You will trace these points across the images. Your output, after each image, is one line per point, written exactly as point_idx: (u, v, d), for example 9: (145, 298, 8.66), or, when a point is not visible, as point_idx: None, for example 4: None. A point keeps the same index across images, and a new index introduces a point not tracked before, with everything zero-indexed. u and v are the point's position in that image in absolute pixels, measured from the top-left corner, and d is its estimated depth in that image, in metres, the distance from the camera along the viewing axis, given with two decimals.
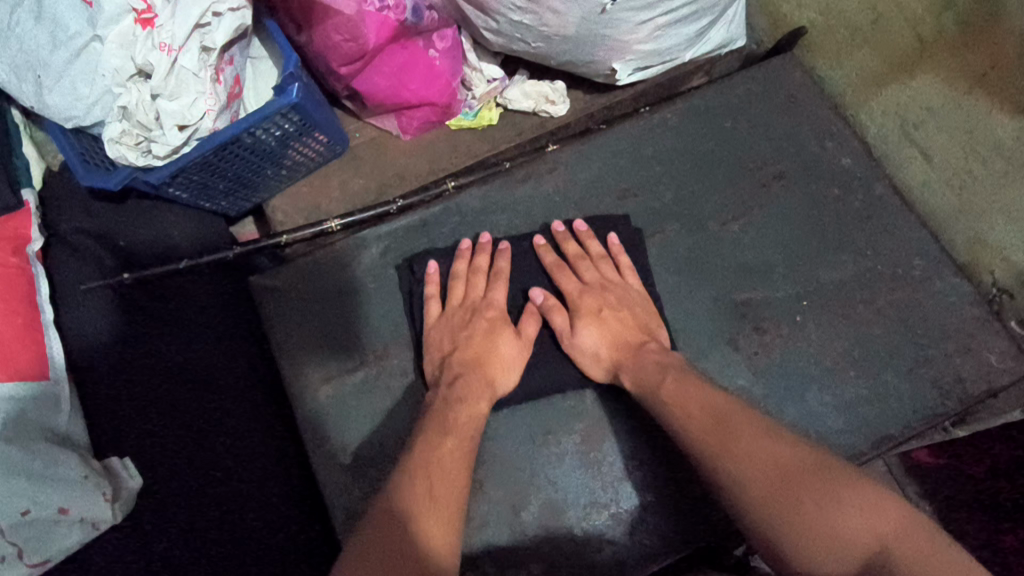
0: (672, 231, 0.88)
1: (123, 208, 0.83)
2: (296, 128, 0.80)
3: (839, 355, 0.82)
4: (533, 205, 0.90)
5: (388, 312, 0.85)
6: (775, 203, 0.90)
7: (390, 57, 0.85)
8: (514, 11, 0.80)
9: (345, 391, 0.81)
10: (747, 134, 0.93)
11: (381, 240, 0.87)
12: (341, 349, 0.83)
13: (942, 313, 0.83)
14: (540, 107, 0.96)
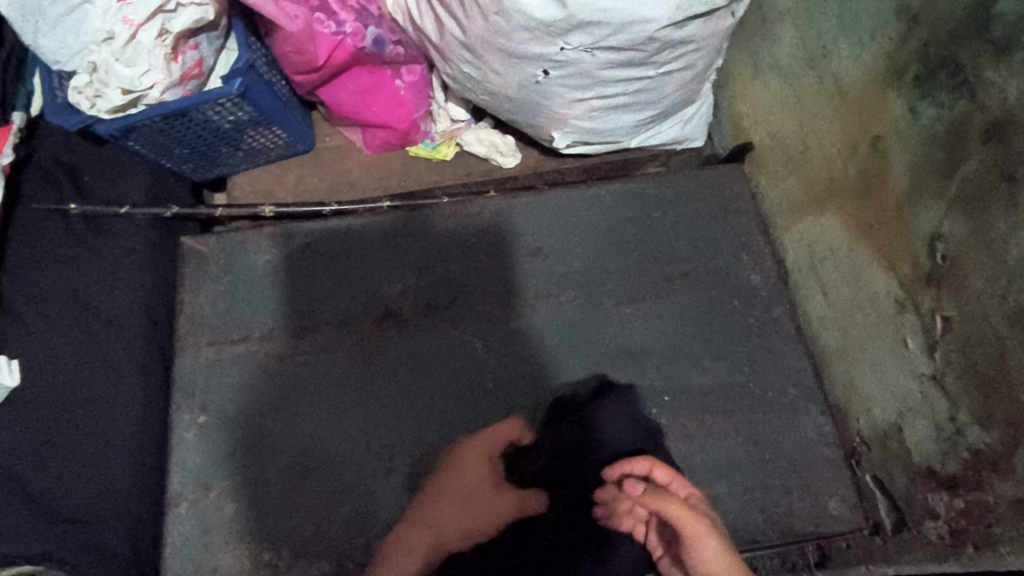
0: (566, 298, 0.92)
1: (98, 152, 0.95)
2: (250, 117, 0.90)
3: (679, 456, 0.84)
4: (451, 241, 0.96)
5: (286, 300, 0.92)
6: (672, 299, 0.92)
7: (356, 78, 0.95)
8: (465, 64, 0.87)
9: (223, 359, 0.88)
10: (671, 227, 0.96)
11: (304, 235, 0.95)
12: (235, 323, 0.90)
13: (798, 447, 0.83)
14: (492, 155, 1.03)
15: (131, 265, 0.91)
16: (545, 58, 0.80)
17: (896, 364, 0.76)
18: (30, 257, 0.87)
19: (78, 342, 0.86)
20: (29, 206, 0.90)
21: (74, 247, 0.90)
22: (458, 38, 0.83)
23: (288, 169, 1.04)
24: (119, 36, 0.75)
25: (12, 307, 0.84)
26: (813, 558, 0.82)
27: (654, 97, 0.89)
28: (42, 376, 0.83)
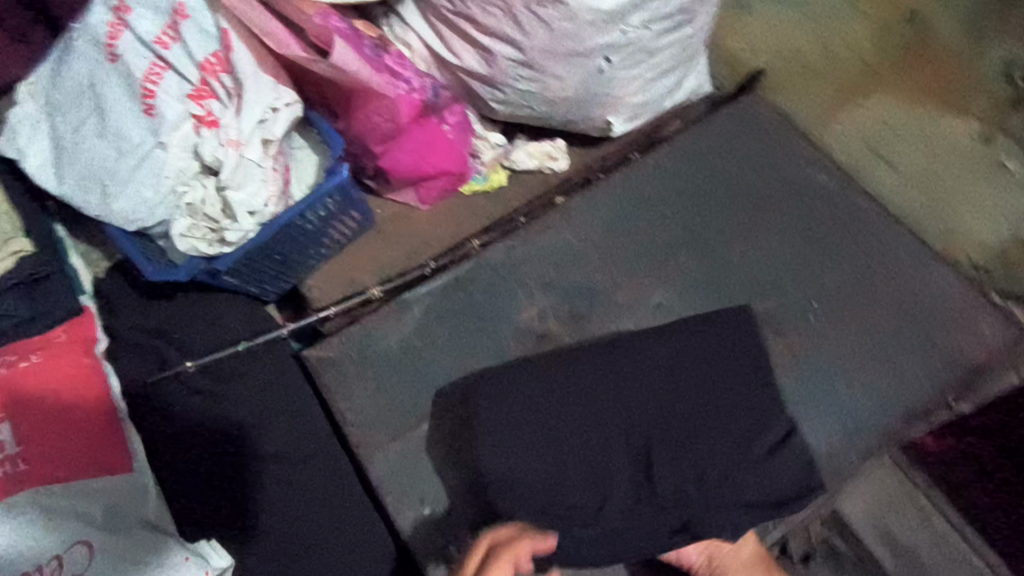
0: (686, 261, 0.87)
1: (177, 303, 0.86)
2: (339, 206, 0.83)
3: (855, 351, 0.83)
4: (558, 255, 0.87)
5: (412, 385, 0.82)
6: (775, 223, 0.89)
7: (412, 136, 0.83)
8: (520, 81, 0.81)
9: (404, 454, 0.80)
10: (737, 167, 0.91)
11: (422, 301, 0.85)
12: (386, 421, 0.81)
13: (938, 301, 0.85)
14: (544, 165, 0.96)
15: (274, 396, 0.83)
16: (609, 46, 0.78)
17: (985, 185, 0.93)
18: (177, 429, 0.81)
19: (262, 494, 0.79)
20: (143, 385, 0.83)
21: (211, 403, 0.82)
22: (515, 58, 0.78)
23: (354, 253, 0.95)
24: (228, 162, 0.72)
25: (178, 491, 0.78)
26: (953, 400, 0.82)
27: (688, 55, 0.90)
28: (264, 538, 0.77)
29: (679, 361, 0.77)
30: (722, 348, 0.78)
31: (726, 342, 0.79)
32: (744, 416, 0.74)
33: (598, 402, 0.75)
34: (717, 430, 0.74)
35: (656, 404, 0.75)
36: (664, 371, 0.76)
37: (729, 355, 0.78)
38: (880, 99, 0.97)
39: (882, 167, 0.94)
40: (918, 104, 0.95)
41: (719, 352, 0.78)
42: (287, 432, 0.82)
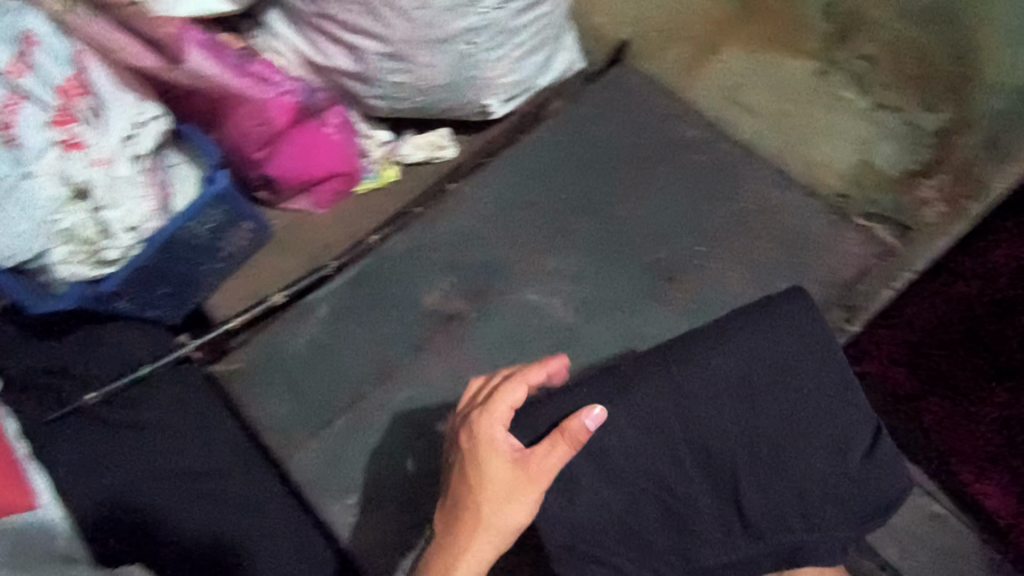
0: (583, 227, 0.86)
1: (67, 334, 0.79)
2: (227, 218, 0.79)
3: (743, 283, 0.83)
4: (456, 239, 0.86)
5: (317, 384, 0.81)
6: (660, 179, 0.88)
7: (291, 141, 0.82)
8: (391, 74, 0.81)
9: (319, 456, 0.79)
10: (620, 127, 0.90)
11: (326, 300, 0.84)
12: (306, 420, 0.80)
13: (805, 226, 0.85)
14: (432, 156, 0.92)
15: (180, 419, 0.76)
16: (472, 29, 0.77)
17: (839, 114, 0.92)
18: (81, 471, 0.72)
19: (193, 530, 0.71)
20: (42, 427, 0.74)
21: (125, 434, 0.74)
22: (382, 51, 0.78)
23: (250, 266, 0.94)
24: (99, 181, 0.72)
25: (98, 532, 0.70)
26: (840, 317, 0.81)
27: (552, 30, 0.87)
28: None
29: (754, 367, 0.67)
30: (801, 349, 0.68)
31: (796, 330, 0.69)
32: (831, 425, 0.68)
33: (670, 430, 0.67)
34: (810, 439, 0.67)
35: (740, 429, 0.67)
36: (740, 382, 0.67)
37: (809, 349, 0.68)
38: (730, 52, 0.97)
39: (739, 111, 0.94)
40: (765, 50, 0.96)
41: (795, 336, 0.69)
42: (195, 452, 0.75)
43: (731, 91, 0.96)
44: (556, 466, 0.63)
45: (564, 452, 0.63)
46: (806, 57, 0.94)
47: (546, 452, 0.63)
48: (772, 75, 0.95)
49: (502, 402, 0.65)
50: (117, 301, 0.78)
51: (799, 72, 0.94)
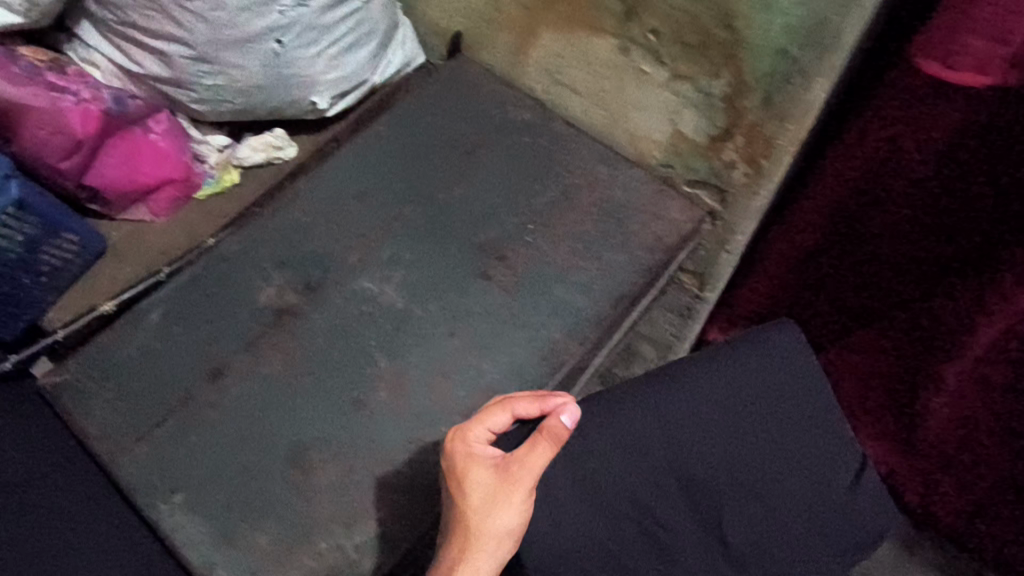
0: (482, 307, 0.95)
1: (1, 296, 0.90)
2: (34, 230, 0.89)
3: (682, 417, 0.86)
4: (413, 271, 0.98)
5: (194, 366, 0.90)
6: (519, 291, 0.96)
7: (114, 149, 0.95)
8: (216, 51, 0.90)
9: (164, 442, 0.85)
10: (479, 208, 1.04)
11: (160, 304, 0.94)
12: (165, 405, 0.87)
13: (743, 384, 0.88)
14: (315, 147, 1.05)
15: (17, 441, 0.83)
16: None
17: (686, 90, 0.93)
18: None
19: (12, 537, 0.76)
20: None
21: None
22: None
23: (219, 240, 1.01)
24: None
25: None
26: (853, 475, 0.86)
27: (375, 26, 1.02)
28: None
29: (739, 470, 0.84)
30: (783, 427, 0.86)
31: (833, 464, 0.86)
32: (821, 520, 0.84)
33: (654, 460, 0.84)
34: (792, 467, 0.85)
35: (792, 484, 0.85)
36: (724, 410, 0.86)
37: (819, 475, 0.85)
38: (705, 78, 0.90)
39: (670, 103, 0.97)
40: (675, 59, 0.91)
41: (804, 469, 0.85)
42: (61, 492, 0.82)
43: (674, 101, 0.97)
44: (536, 462, 0.75)
45: (546, 447, 0.76)
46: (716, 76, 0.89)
47: (530, 449, 0.76)
48: (701, 62, 0.89)
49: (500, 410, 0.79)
50: None
51: (673, 65, 0.92)
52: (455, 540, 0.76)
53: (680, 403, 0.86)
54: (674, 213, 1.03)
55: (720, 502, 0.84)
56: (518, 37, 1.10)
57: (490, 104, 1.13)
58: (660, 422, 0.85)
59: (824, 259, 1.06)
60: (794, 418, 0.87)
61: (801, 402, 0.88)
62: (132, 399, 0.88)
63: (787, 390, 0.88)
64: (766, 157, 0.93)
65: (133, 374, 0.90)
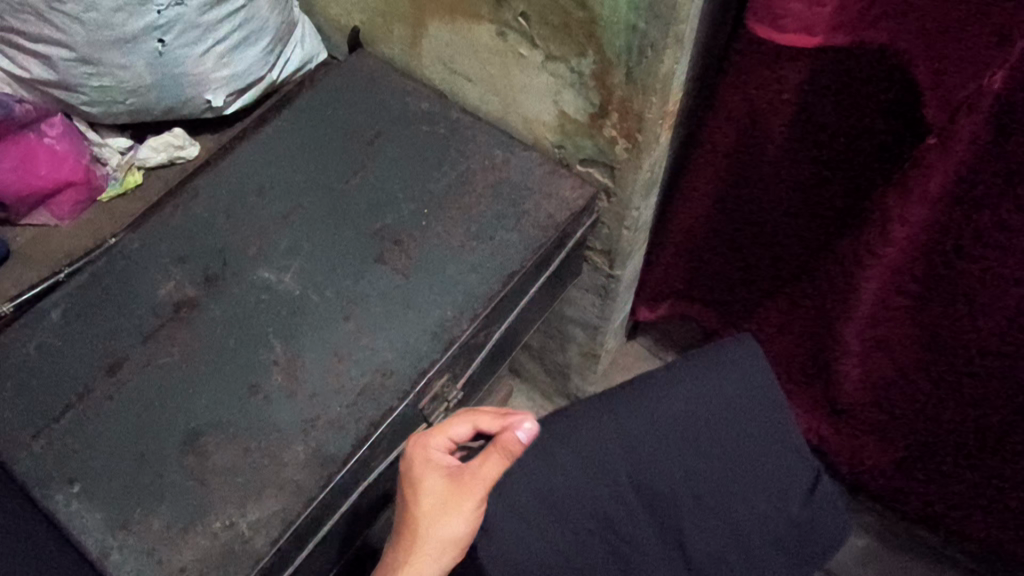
0: (378, 289, 0.98)
1: None
2: None
3: (629, 433, 0.73)
4: (310, 259, 1.01)
5: (91, 360, 0.92)
6: (412, 273, 0.99)
7: (6, 152, 1.00)
8: (95, 49, 0.92)
9: (60, 438, 0.87)
10: (377, 197, 1.07)
11: (60, 304, 0.96)
12: (63, 399, 0.90)
13: (718, 394, 0.73)
14: (175, 154, 1.12)
15: None
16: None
17: (559, 69, 0.97)
18: None
19: None
20: None
21: None
22: None
23: (118, 239, 1.03)
24: None
25: None
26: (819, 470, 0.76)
27: (263, 24, 1.05)
28: None
29: (701, 478, 0.72)
30: (761, 437, 0.73)
31: (784, 468, 0.72)
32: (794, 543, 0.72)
33: (614, 473, 0.72)
34: (754, 478, 0.72)
35: (752, 500, 0.72)
36: (683, 419, 0.73)
37: (783, 494, 0.72)
38: (574, 56, 0.93)
39: (550, 83, 1.00)
40: (545, 40, 0.94)
41: (767, 488, 0.72)
42: None
43: (554, 83, 1.00)
44: (489, 475, 0.77)
45: (501, 462, 0.76)
46: (583, 54, 0.92)
47: (485, 460, 0.77)
48: (567, 41, 0.92)
49: (465, 422, 0.83)
50: None
51: (543, 46, 0.96)
52: (410, 544, 0.78)
53: (640, 417, 0.73)
54: (565, 191, 1.07)
55: (678, 513, 0.72)
56: (409, 29, 1.13)
57: (389, 94, 1.17)
58: (616, 431, 0.73)
59: (733, 237, 1.20)
60: (766, 430, 0.73)
61: (768, 431, 0.73)
62: (29, 396, 0.90)
63: (747, 400, 0.73)
64: (640, 131, 0.96)
65: (30, 372, 0.91)
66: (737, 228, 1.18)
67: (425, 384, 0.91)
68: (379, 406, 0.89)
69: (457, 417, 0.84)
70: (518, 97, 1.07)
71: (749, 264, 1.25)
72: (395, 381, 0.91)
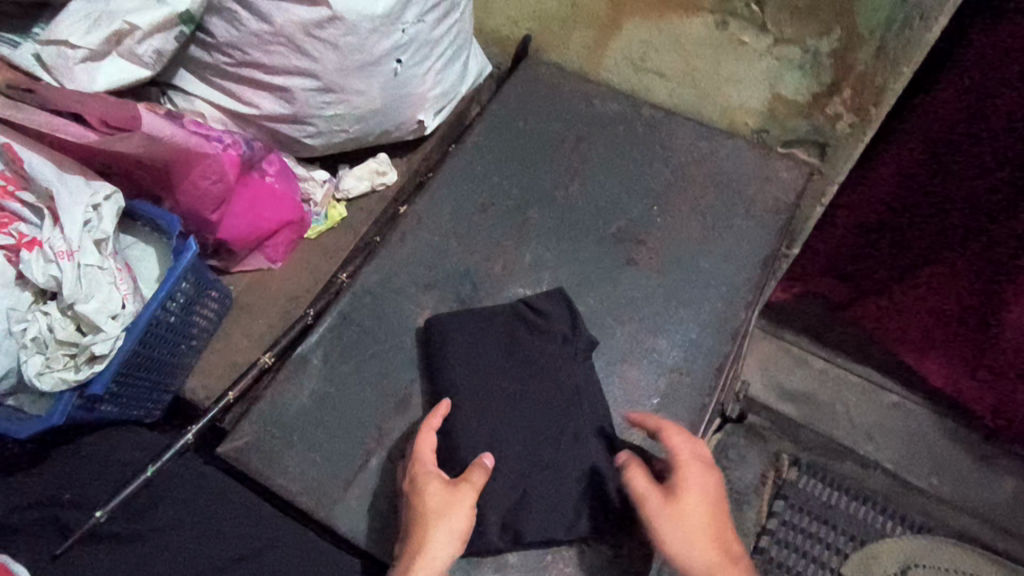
0: (636, 290, 0.98)
1: (154, 369, 0.85)
2: (193, 291, 0.85)
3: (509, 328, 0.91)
4: (560, 270, 1.00)
5: (367, 398, 0.90)
6: (664, 269, 1.00)
7: (237, 196, 0.94)
8: (343, 77, 0.89)
9: (368, 487, 0.84)
10: (603, 199, 1.06)
11: (317, 347, 0.93)
12: (354, 445, 0.87)
13: (496, 316, 0.92)
14: (375, 182, 1.09)
15: (214, 516, 0.83)
16: (404, 13, 0.88)
17: (786, 52, 0.99)
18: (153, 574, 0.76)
19: None
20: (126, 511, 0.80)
21: (187, 537, 0.80)
22: (324, 16, 0.82)
23: (355, 275, 0.99)
24: (66, 277, 0.72)
25: None
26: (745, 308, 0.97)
27: (463, 38, 1.05)
28: None
29: (498, 353, 0.89)
30: (512, 321, 0.91)
31: (525, 326, 0.91)
32: (590, 412, 0.86)
33: (518, 382, 0.87)
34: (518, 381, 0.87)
35: (560, 395, 0.86)
36: (492, 354, 0.89)
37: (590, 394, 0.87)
38: (813, 36, 0.95)
39: (770, 68, 1.02)
40: (782, 22, 0.96)
41: (534, 403, 0.86)
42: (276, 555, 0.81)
43: (772, 70, 1.03)
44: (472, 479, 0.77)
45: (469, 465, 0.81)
46: (828, 34, 0.94)
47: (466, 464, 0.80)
48: (811, 21, 0.94)
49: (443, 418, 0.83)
50: (102, 406, 0.80)
51: (774, 30, 0.98)
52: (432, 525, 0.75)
53: (473, 360, 0.88)
54: (783, 173, 1.08)
55: (515, 406, 0.85)
56: (596, 31, 1.13)
57: (574, 99, 1.16)
58: (481, 360, 0.88)
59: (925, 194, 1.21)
60: (548, 345, 0.89)
61: (535, 323, 0.91)
62: (325, 448, 0.87)
63: (516, 331, 0.90)
64: (875, 104, 0.99)
65: (314, 422, 0.88)
66: (933, 182, 1.19)
67: (722, 376, 0.93)
68: (689, 404, 0.90)
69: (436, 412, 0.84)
70: (721, 87, 1.09)
71: (927, 224, 1.25)
72: (693, 378, 0.92)
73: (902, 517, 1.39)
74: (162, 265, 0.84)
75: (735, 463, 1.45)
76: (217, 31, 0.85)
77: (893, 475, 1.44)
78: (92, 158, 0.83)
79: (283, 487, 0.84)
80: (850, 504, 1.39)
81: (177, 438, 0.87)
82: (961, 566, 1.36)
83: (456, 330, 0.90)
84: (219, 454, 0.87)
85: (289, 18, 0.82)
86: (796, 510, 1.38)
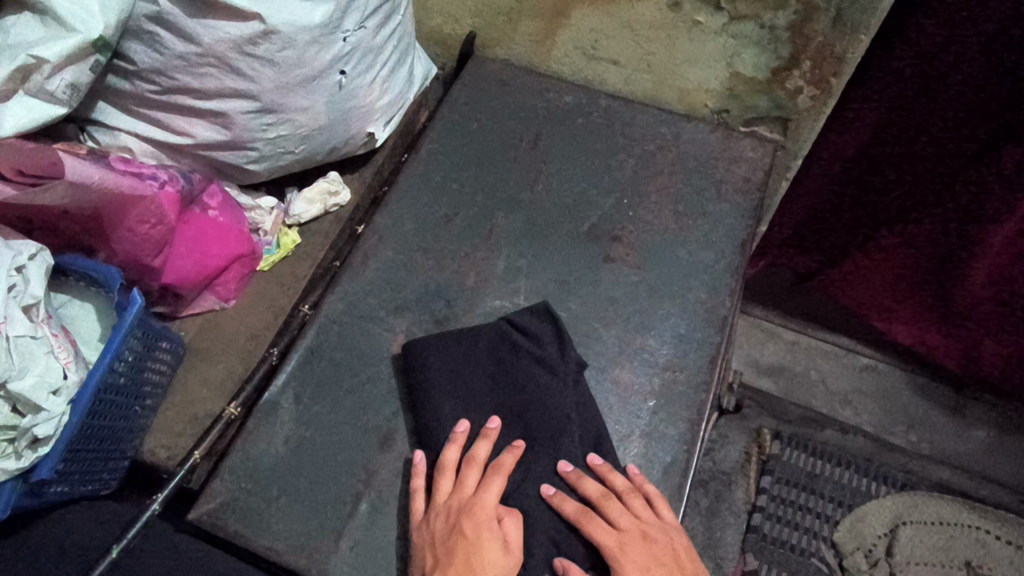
0: (616, 289, 0.94)
1: (110, 439, 0.78)
2: (143, 346, 0.78)
3: (491, 346, 0.86)
4: (535, 277, 0.96)
5: (347, 438, 0.83)
6: (641, 264, 0.96)
7: (180, 237, 0.87)
8: (284, 94, 0.81)
9: (358, 535, 0.78)
10: (569, 197, 1.02)
11: (288, 390, 0.86)
12: (337, 491, 0.80)
13: (476, 336, 0.86)
14: (328, 204, 1.01)
15: None
16: (343, 19, 0.81)
17: (742, 30, 0.96)
18: None
19: None
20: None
21: None
22: (256, 30, 0.75)
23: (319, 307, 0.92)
24: None
25: None
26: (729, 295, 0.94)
27: (405, 42, 0.98)
28: None
29: (479, 370, 0.85)
30: (489, 336, 0.86)
31: (504, 340, 0.86)
32: (585, 421, 0.82)
33: (505, 401, 0.83)
34: (501, 399, 0.84)
35: (551, 406, 0.82)
36: (472, 372, 0.84)
37: (582, 402, 0.83)
38: (768, 10, 0.92)
39: (726, 45, 0.99)
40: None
41: (522, 420, 0.82)
42: None
43: (728, 47, 0.99)
44: (495, 497, 0.76)
45: (503, 480, 0.77)
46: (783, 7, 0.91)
47: (487, 484, 0.77)
48: None
49: (457, 447, 0.79)
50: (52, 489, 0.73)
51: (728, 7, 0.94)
52: (448, 565, 0.71)
53: (453, 380, 0.83)
54: (748, 152, 1.05)
55: (504, 425, 0.82)
56: (542, 22, 1.08)
57: (527, 94, 1.10)
58: (462, 378, 0.84)
59: (868, 176, 1.14)
60: (536, 356, 0.85)
61: (513, 335, 0.86)
62: (308, 497, 0.80)
63: (496, 345, 0.86)
64: (834, 75, 0.96)
65: (292, 471, 0.81)
66: (879, 168, 1.12)
67: (716, 370, 0.90)
68: (684, 403, 0.87)
69: (447, 444, 0.79)
70: (677, 69, 1.06)
71: (876, 203, 1.19)
72: (688, 375, 0.88)
73: (886, 475, 1.38)
74: (105, 325, 0.78)
75: (718, 443, 1.43)
76: (138, 58, 0.77)
77: (877, 438, 1.44)
78: (7, 214, 0.74)
79: (265, 547, 0.77)
80: (838, 471, 1.37)
81: (141, 510, 0.81)
82: (949, 518, 1.34)
83: (435, 350, 0.85)
84: (191, 521, 0.79)
85: (218, 37, 0.75)
86: (784, 484, 1.36)
